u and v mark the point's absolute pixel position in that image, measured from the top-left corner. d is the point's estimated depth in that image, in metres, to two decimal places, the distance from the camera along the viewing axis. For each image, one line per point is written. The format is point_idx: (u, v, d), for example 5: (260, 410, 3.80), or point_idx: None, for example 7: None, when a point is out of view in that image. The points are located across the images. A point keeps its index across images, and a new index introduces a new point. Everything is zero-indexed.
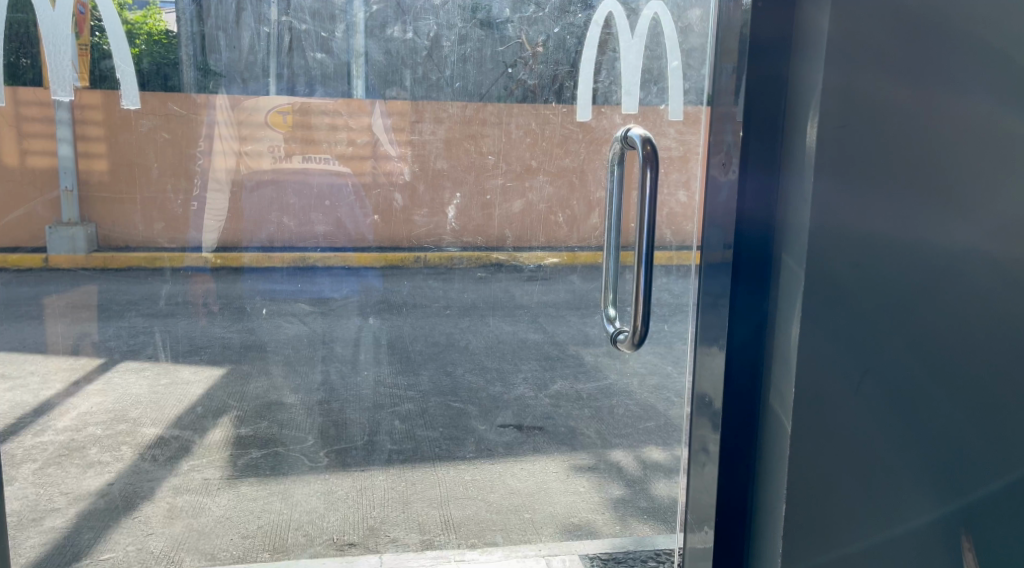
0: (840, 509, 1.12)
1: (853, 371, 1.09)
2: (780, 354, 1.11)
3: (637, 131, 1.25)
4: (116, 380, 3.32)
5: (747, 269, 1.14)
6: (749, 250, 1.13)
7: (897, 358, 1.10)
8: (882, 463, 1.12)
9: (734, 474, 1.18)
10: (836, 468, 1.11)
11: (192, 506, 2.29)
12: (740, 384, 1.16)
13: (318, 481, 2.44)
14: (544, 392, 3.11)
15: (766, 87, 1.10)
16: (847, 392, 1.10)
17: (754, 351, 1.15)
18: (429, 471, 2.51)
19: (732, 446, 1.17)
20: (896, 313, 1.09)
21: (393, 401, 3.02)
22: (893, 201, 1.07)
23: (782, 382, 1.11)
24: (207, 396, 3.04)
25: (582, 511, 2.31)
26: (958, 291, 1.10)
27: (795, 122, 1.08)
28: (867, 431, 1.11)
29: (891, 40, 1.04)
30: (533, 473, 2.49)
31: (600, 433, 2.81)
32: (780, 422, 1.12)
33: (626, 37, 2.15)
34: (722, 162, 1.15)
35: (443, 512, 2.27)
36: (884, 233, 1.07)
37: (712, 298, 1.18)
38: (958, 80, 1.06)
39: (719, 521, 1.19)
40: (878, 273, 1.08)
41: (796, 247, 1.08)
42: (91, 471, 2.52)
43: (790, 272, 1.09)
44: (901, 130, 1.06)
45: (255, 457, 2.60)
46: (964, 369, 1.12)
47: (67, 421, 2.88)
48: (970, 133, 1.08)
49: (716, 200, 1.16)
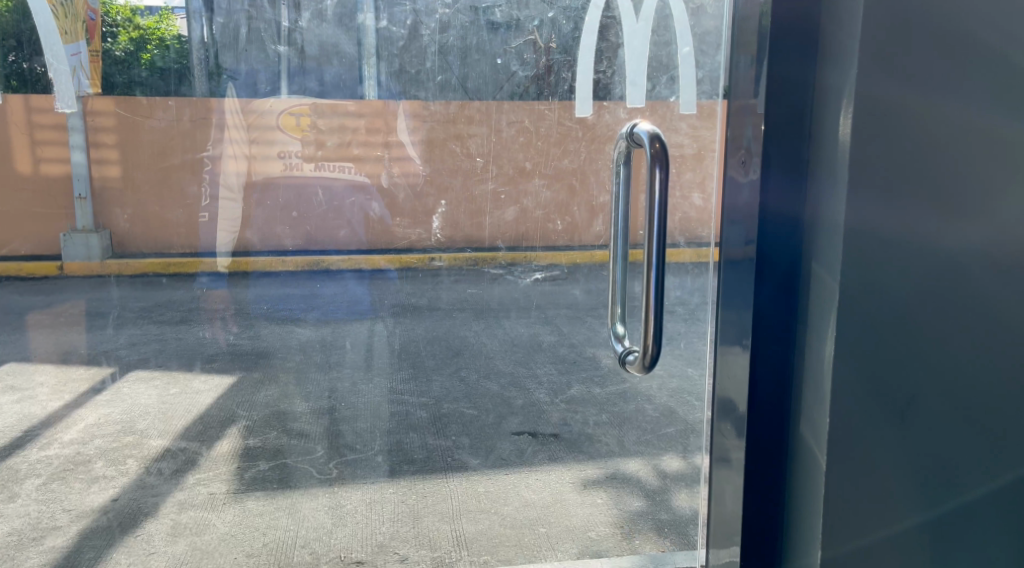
0: (879, 548, 1.01)
1: (885, 398, 0.98)
2: (811, 375, 1.01)
3: (645, 126, 1.16)
4: (125, 391, 3.22)
5: (775, 274, 1.04)
6: (775, 255, 1.04)
7: (928, 385, 0.99)
8: (914, 498, 1.01)
9: (759, 497, 1.09)
10: (875, 503, 1.00)
11: (196, 523, 2.21)
12: (774, 401, 1.07)
13: (326, 494, 2.36)
14: (560, 396, 3.01)
15: (792, 81, 1.00)
16: (880, 420, 0.99)
17: (780, 367, 1.06)
18: (439, 483, 2.44)
19: (758, 467, 1.08)
20: (925, 337, 0.98)
21: (407, 410, 2.94)
22: (917, 208, 0.96)
23: (813, 405, 1.01)
24: (217, 406, 3.02)
25: (600, 524, 2.21)
26: (984, 306, 0.99)
27: (825, 118, 0.98)
28: (899, 466, 1.00)
29: (914, 35, 0.93)
30: (548, 485, 2.40)
31: (619, 439, 2.71)
32: (814, 448, 1.02)
33: (631, 22, 2.19)
34: (742, 161, 1.05)
35: (455, 527, 2.18)
36: (910, 247, 0.97)
37: (735, 308, 1.08)
38: (979, 77, 0.96)
39: (746, 543, 1.11)
40: (907, 289, 0.97)
41: (828, 257, 0.98)
42: (96, 486, 2.44)
43: (822, 283, 0.99)
44: (931, 135, 0.95)
45: (263, 469, 2.52)
46: (994, 398, 1.01)
47: (74, 434, 2.78)
48: (990, 128, 0.97)
49: (737, 200, 1.07)
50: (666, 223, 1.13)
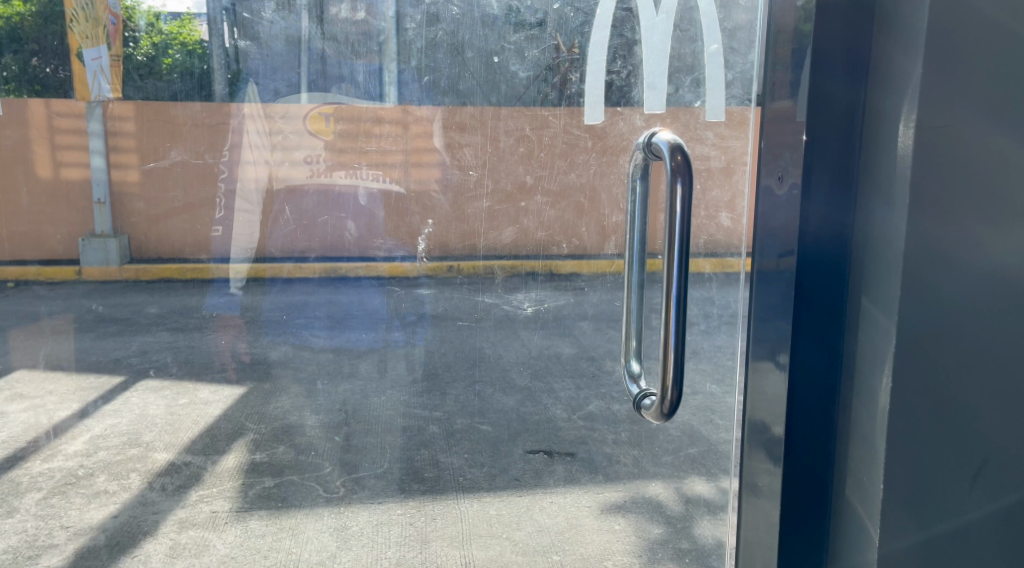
0: (914, 505, 1.59)
1: (907, 373, 1.55)
2: (868, 347, 1.60)
3: (666, 140, 1.57)
4: (135, 400, 3.19)
5: (811, 279, 1.67)
6: (810, 269, 1.67)
7: (963, 418, 1.57)
8: (936, 469, 1.58)
9: (811, 496, 1.73)
10: (911, 474, 1.57)
11: (197, 543, 2.28)
12: (808, 371, 1.70)
13: (331, 515, 2.38)
14: (577, 413, 2.87)
15: (825, 113, 1.62)
16: (912, 381, 1.55)
17: (816, 398, 1.70)
18: (450, 504, 2.47)
19: (811, 474, 1.73)
20: (941, 327, 1.54)
21: (418, 426, 2.89)
22: (937, 216, 1.51)
23: (869, 437, 1.61)
24: (227, 417, 3.24)
25: (616, 554, 2.35)
26: (978, 305, 1.55)
27: (875, 166, 1.58)
28: (949, 476, 1.59)
29: (929, 81, 1.49)
30: (565, 509, 2.48)
31: (639, 461, 2.53)
32: (861, 502, 1.64)
33: (651, 14, 2.31)
34: (779, 179, 1.70)
35: (465, 553, 2.28)
36: (930, 255, 1.52)
37: (770, 286, 1.75)
38: (970, 119, 1.50)
39: (799, 512, 1.74)
40: (930, 291, 1.53)
41: (879, 284, 1.58)
42: (96, 502, 2.39)
43: (866, 306, 1.61)
44: (945, 160, 1.50)
45: (269, 486, 2.44)
46: (996, 395, 1.57)
47: (78, 446, 2.53)
48: (988, 154, 1.52)
49: (781, 221, 1.71)
50: (684, 222, 1.56)
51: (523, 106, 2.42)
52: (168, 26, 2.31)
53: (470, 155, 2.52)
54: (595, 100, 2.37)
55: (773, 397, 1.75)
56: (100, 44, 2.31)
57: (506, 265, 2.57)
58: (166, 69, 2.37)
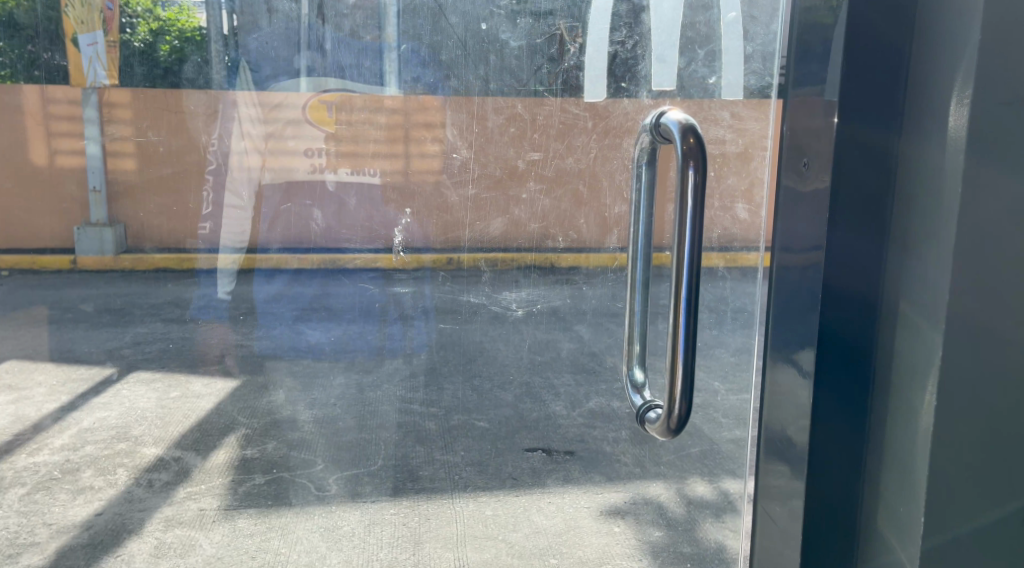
0: (960, 533, 1.46)
1: (953, 387, 1.43)
2: (909, 357, 1.49)
3: (680, 121, 1.50)
4: (124, 393, 3.04)
5: (839, 285, 1.55)
6: (839, 272, 1.55)
7: (1014, 446, 1.44)
8: (986, 493, 1.45)
9: (841, 524, 1.62)
10: (957, 498, 1.45)
11: (182, 543, 2.16)
12: (835, 383, 1.57)
13: (322, 514, 2.28)
14: (578, 409, 2.83)
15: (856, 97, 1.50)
16: (960, 396, 1.43)
17: (845, 414, 1.58)
18: (444, 504, 2.39)
19: (843, 503, 1.61)
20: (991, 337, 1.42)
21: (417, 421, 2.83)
22: (987, 214, 1.39)
23: (909, 461, 1.49)
24: (217, 409, 2.96)
25: (615, 557, 2.24)
26: None
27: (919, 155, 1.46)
28: (995, 502, 1.46)
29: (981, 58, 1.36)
30: (563, 510, 2.40)
31: (640, 461, 2.50)
32: (900, 530, 1.52)
33: None
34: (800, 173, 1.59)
35: (458, 555, 2.18)
36: (979, 258, 1.40)
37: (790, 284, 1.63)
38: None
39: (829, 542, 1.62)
40: (982, 298, 1.41)
41: (918, 288, 1.47)
42: (80, 498, 2.30)
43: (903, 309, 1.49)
44: (997, 150, 1.38)
45: (258, 483, 2.37)
46: None
47: (64, 440, 2.50)
48: None
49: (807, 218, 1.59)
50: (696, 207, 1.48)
51: (522, 88, 2.26)
52: (162, 12, 2.21)
53: (455, 135, 2.40)
54: (596, 75, 2.21)
55: (791, 402, 1.63)
56: (96, 29, 2.25)
57: (498, 259, 2.48)
58: (164, 55, 2.31)
